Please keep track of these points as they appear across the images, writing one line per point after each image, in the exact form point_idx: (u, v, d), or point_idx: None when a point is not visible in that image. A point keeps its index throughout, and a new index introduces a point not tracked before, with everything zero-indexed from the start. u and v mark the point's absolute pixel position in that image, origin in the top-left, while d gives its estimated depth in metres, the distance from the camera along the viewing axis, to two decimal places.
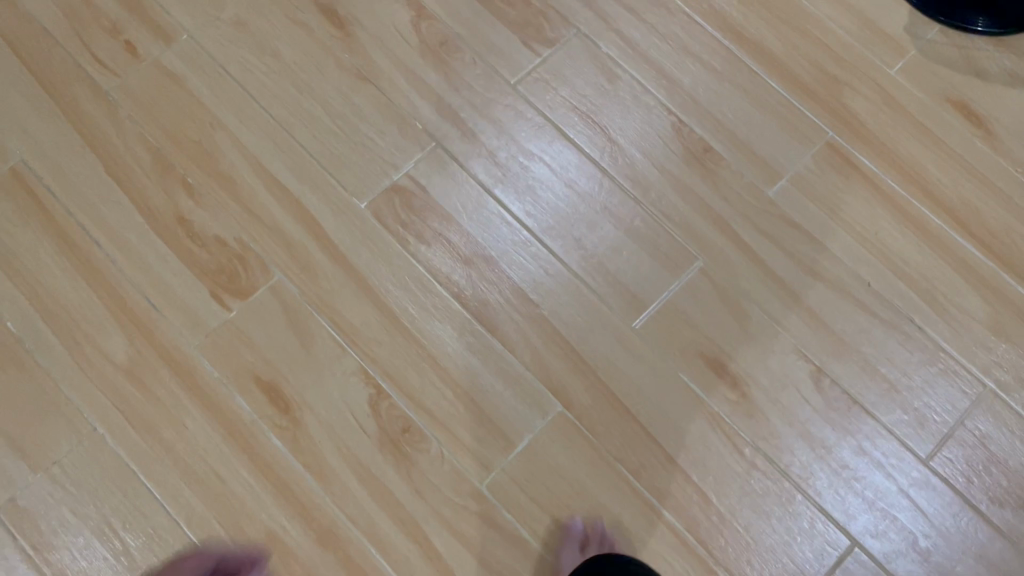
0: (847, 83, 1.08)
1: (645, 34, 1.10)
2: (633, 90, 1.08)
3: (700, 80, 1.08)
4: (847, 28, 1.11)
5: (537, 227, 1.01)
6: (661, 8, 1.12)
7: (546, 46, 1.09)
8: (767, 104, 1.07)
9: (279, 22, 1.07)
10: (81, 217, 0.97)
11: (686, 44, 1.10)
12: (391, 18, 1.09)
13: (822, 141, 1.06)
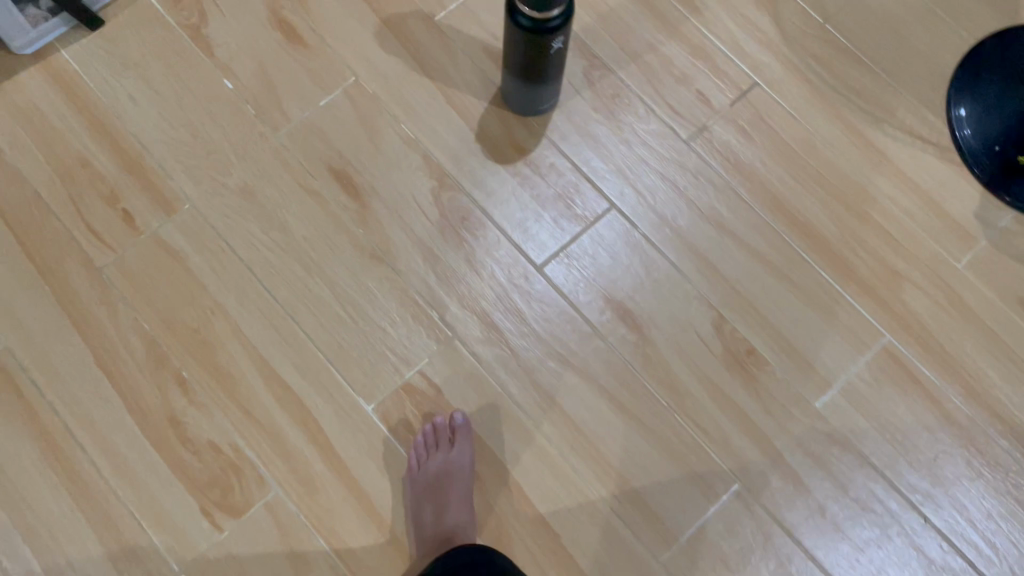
0: (906, 277, 0.99)
1: (686, 211, 1.02)
2: (668, 276, 0.99)
3: (744, 268, 0.99)
4: (911, 211, 1.01)
5: (560, 438, 0.92)
6: (703, 181, 1.03)
7: (578, 225, 1.01)
8: (814, 297, 0.98)
9: (290, 190, 0.99)
10: (67, 415, 0.90)
11: (727, 223, 1.01)
12: (411, 188, 1.00)
13: (880, 348, 0.96)
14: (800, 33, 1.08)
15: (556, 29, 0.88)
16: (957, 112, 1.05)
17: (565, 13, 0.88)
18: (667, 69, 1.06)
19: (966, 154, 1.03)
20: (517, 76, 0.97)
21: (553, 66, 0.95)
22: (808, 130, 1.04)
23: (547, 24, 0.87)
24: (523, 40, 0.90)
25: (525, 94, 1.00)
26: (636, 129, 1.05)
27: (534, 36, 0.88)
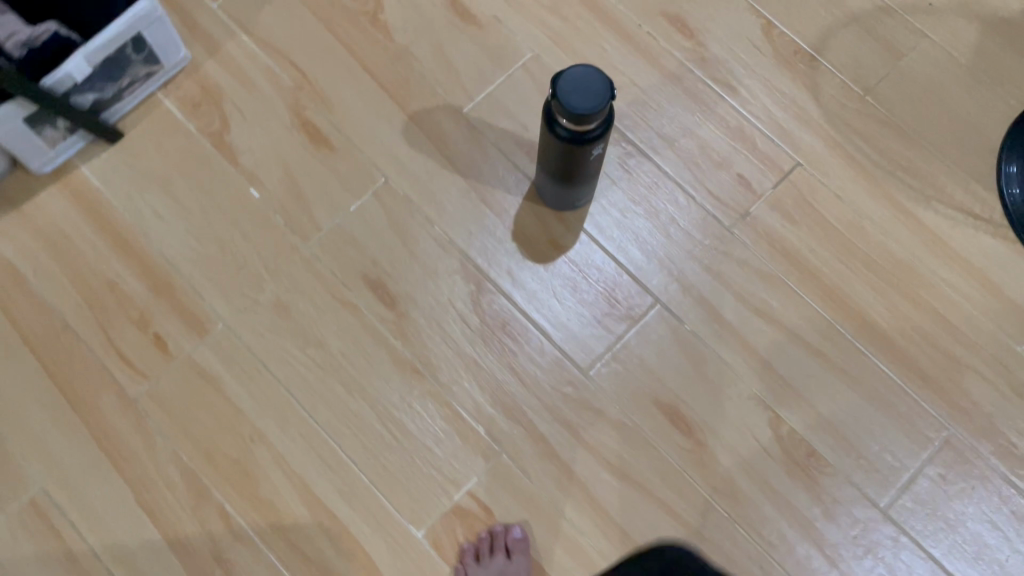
0: (965, 364, 0.95)
1: (733, 303, 0.98)
2: (721, 375, 0.95)
3: (798, 362, 0.96)
4: (967, 294, 0.97)
5: (618, 556, 0.89)
6: (750, 271, 0.99)
7: (623, 323, 0.97)
8: (870, 390, 0.95)
9: (325, 303, 0.96)
10: (108, 557, 0.87)
11: (778, 315, 0.97)
12: (449, 294, 0.97)
13: (942, 442, 0.93)
14: (840, 108, 1.04)
15: (596, 140, 0.85)
16: (1007, 169, 1.01)
17: (606, 123, 0.85)
18: (705, 153, 1.03)
19: (1012, 214, 1.00)
20: (554, 180, 0.94)
21: (592, 170, 0.92)
22: (855, 212, 1.00)
23: (588, 135, 0.84)
24: (560, 147, 0.87)
25: (562, 195, 0.97)
26: (678, 219, 1.01)
27: (574, 147, 0.86)
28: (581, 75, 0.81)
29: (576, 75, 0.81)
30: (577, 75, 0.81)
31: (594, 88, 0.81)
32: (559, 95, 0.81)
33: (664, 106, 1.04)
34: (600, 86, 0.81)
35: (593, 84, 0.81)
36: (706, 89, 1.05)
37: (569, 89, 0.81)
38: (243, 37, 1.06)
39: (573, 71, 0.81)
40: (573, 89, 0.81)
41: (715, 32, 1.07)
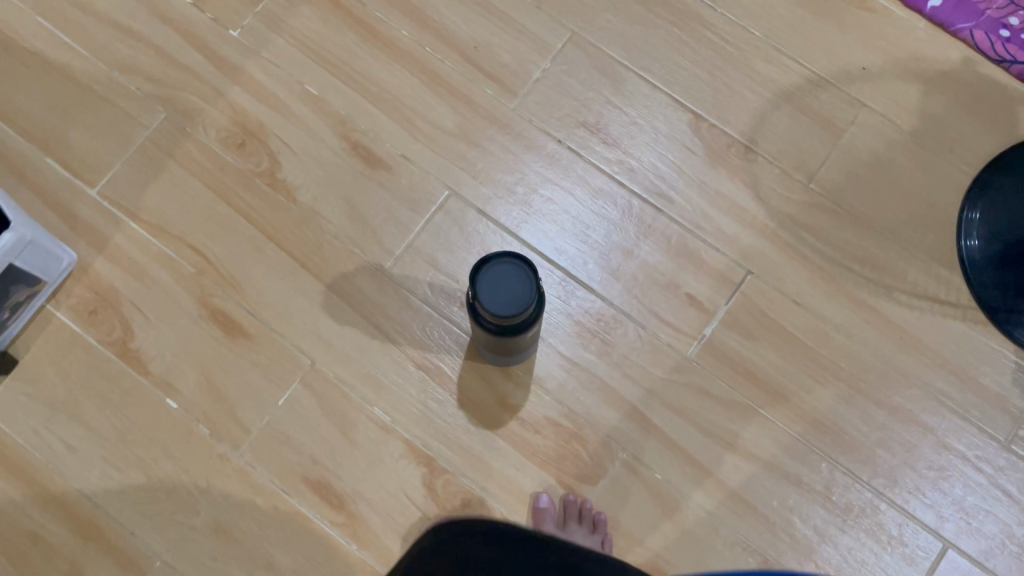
0: (950, 470, 0.89)
1: (703, 440, 0.91)
2: (700, 525, 0.89)
3: (778, 496, 0.90)
4: (945, 392, 0.91)
5: None
6: (714, 402, 0.92)
7: (588, 482, 0.91)
8: (857, 514, 0.89)
9: (269, 518, 0.90)
10: None
11: (749, 448, 0.91)
12: (399, 481, 0.91)
13: (937, 557, 0.87)
14: (784, 202, 0.97)
15: (525, 327, 0.79)
16: (969, 216, 0.95)
17: (536, 309, 0.78)
18: (649, 276, 0.95)
19: (967, 266, 0.94)
20: (490, 348, 0.87)
21: (528, 340, 0.85)
22: (816, 317, 0.94)
23: (516, 326, 0.78)
24: (490, 334, 0.81)
25: (502, 357, 0.90)
26: (630, 355, 0.94)
27: (503, 336, 0.79)
28: (501, 268, 0.75)
29: (495, 270, 0.75)
30: (497, 270, 0.75)
31: (516, 283, 0.75)
32: (477, 294, 0.75)
33: (597, 230, 0.96)
34: (523, 281, 0.75)
35: (515, 279, 0.75)
36: (639, 204, 0.97)
37: (487, 286, 0.74)
38: (131, 225, 0.97)
39: (491, 266, 0.75)
40: (492, 287, 0.75)
41: (640, 138, 0.99)
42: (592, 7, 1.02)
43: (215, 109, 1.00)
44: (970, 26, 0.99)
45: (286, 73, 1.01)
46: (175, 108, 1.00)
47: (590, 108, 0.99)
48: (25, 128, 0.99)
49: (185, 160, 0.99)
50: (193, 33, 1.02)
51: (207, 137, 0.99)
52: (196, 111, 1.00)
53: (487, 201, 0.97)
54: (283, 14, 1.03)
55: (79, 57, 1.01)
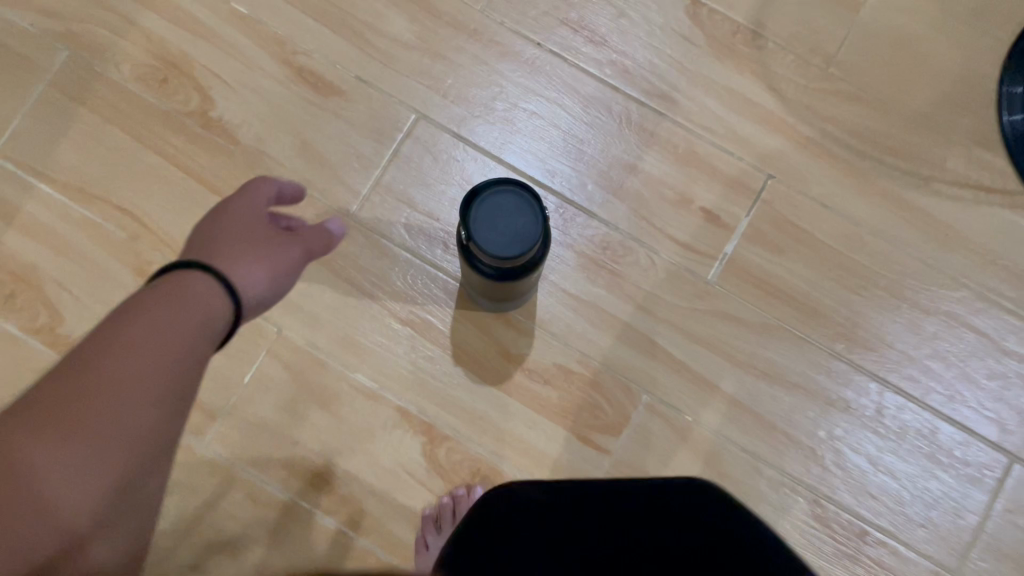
0: (1011, 377, 0.80)
1: (735, 372, 0.80)
2: (743, 468, 0.79)
3: (826, 426, 0.80)
4: (998, 292, 0.81)
5: None
6: (744, 327, 0.81)
7: (611, 433, 0.80)
8: (913, 436, 0.79)
9: (248, 513, 0.77)
10: None
11: (789, 376, 0.80)
12: (395, 455, 0.79)
13: (1005, 475, 0.78)
14: (803, 93, 0.84)
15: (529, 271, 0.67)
16: (1010, 89, 0.83)
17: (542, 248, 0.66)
18: (657, 193, 0.83)
19: (1012, 144, 0.83)
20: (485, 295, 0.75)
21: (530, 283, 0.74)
22: (849, 222, 0.83)
23: (516, 269, 0.66)
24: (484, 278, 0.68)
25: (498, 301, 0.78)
26: (645, 285, 0.82)
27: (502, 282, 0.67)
28: (499, 200, 0.63)
29: (492, 202, 0.63)
30: (495, 201, 0.63)
31: (517, 218, 0.62)
32: (471, 232, 0.63)
33: (593, 145, 0.83)
34: (527, 215, 0.63)
35: (516, 212, 0.63)
36: (637, 109, 0.84)
37: (483, 222, 0.62)
38: (43, 188, 0.81)
39: (487, 198, 0.62)
40: (489, 223, 0.62)
41: (631, 33, 0.85)
42: None
43: (128, 42, 0.84)
44: None
45: None
46: (81, 45, 0.84)
47: (570, 3, 0.85)
48: None
49: (99, 105, 0.83)
50: None
51: (121, 76, 0.83)
52: (104, 46, 0.84)
53: (463, 123, 0.83)
54: None
55: None
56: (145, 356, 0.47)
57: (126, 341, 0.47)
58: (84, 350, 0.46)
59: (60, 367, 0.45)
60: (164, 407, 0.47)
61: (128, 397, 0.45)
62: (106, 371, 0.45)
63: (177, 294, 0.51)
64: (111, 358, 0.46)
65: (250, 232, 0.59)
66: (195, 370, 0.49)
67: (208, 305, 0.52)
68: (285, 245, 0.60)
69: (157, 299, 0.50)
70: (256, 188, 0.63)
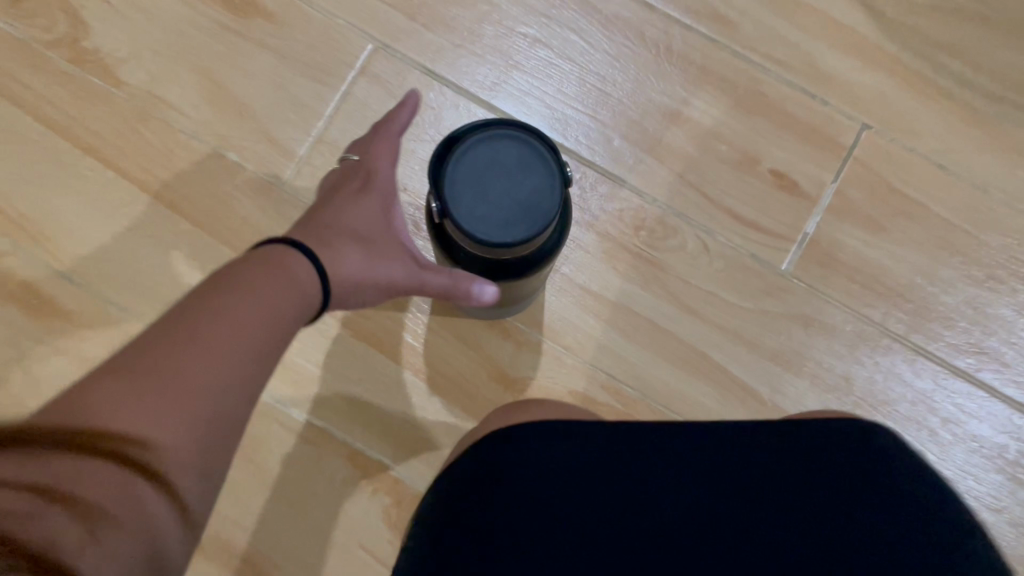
0: None
1: (821, 398, 0.58)
2: None
3: (952, 474, 0.57)
4: None
5: None
6: (830, 337, 0.58)
7: None
8: None
9: None
10: None
11: (897, 404, 0.58)
12: (346, 523, 0.56)
13: None
14: (907, 11, 0.61)
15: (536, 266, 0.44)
16: None
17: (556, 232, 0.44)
18: (708, 149, 0.60)
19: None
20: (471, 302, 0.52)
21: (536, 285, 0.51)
22: (975, 188, 0.60)
23: (518, 260, 0.43)
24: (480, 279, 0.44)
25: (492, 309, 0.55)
26: (693, 279, 0.59)
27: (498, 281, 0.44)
28: (489, 152, 0.40)
29: (480, 156, 0.40)
30: (482, 156, 0.40)
31: (519, 179, 0.40)
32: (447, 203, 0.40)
33: (620, 84, 0.60)
34: (534, 175, 0.40)
35: (517, 172, 0.40)
36: (680, 34, 0.61)
37: (465, 186, 0.39)
38: None
39: (470, 149, 0.40)
40: (474, 187, 0.39)
41: None
42: None
43: None
44: None
45: None
46: None
47: None
48: None
49: None
50: None
51: None
52: None
53: (439, 54, 0.60)
54: None
55: None
56: (230, 353, 0.28)
57: (211, 333, 0.28)
58: (175, 317, 0.29)
59: (145, 338, 0.28)
60: (223, 429, 0.28)
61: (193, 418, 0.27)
62: (175, 399, 0.26)
63: (287, 278, 0.33)
64: (202, 357, 0.27)
65: (364, 228, 0.39)
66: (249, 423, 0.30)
67: (303, 302, 0.33)
68: (395, 261, 0.40)
69: (246, 275, 0.31)
70: (387, 140, 0.43)
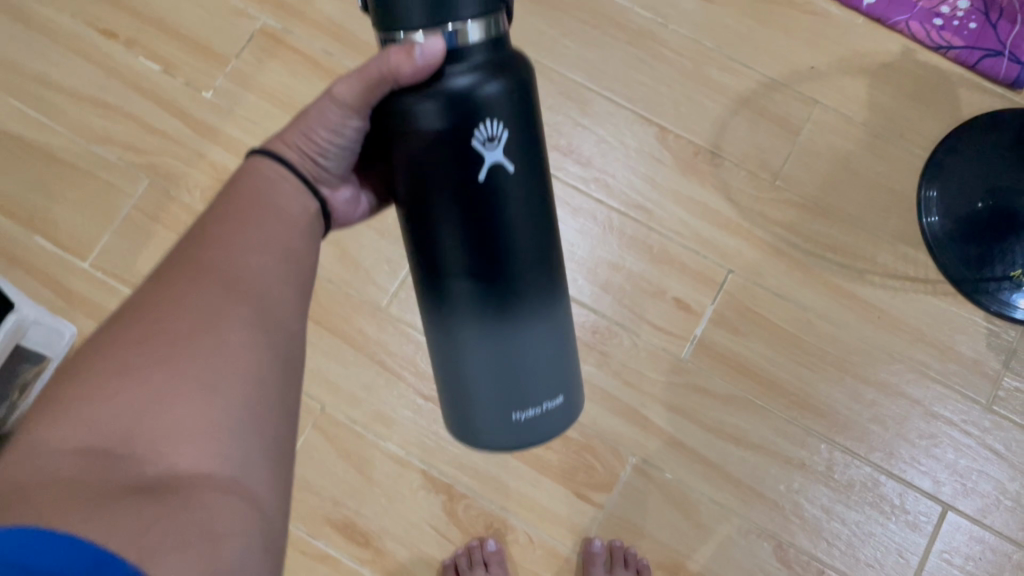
0: (940, 437, 0.95)
1: (706, 436, 0.95)
2: (715, 518, 0.94)
3: (783, 480, 0.94)
4: (928, 365, 0.97)
5: None
6: (711, 399, 0.96)
7: (603, 491, 0.95)
8: (859, 489, 0.94)
9: (299, 563, 0.94)
10: None
11: (753, 439, 0.95)
12: (421, 512, 0.95)
13: (939, 521, 0.93)
14: (755, 202, 1.01)
15: (479, 90, 0.49)
16: (927, 194, 1.00)
17: (487, 56, 0.50)
18: (636, 285, 0.99)
19: (932, 244, 0.99)
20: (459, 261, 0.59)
21: (505, 184, 0.52)
22: (798, 307, 0.98)
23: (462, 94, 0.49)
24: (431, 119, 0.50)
25: (465, 250, 0.53)
26: (629, 363, 0.97)
27: (431, 120, 0.50)
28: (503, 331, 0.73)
29: None
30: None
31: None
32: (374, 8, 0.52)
33: (582, 247, 1.00)
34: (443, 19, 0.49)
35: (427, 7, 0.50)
36: (618, 218, 1.01)
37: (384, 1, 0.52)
38: (127, 292, 0.99)
39: None
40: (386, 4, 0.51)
41: (611, 157, 1.03)
42: (549, 35, 1.05)
43: (197, 171, 1.02)
44: (906, 18, 1.04)
45: (261, 128, 1.03)
46: (157, 174, 1.01)
47: (560, 132, 1.03)
48: (11, 211, 1.01)
49: (173, 223, 1.00)
50: (166, 100, 1.04)
51: (192, 199, 1.01)
52: (178, 175, 1.02)
53: None
54: (251, 70, 1.04)
55: (58, 135, 1.03)
56: (251, 249, 0.53)
57: (207, 277, 0.50)
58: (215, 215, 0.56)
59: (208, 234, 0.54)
60: (282, 283, 0.54)
61: (256, 292, 0.51)
62: (228, 269, 0.51)
63: (264, 179, 0.59)
64: (218, 276, 0.50)
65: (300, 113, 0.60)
66: (257, 283, 0.52)
67: (285, 208, 0.58)
68: (328, 103, 0.56)
69: (251, 214, 0.56)
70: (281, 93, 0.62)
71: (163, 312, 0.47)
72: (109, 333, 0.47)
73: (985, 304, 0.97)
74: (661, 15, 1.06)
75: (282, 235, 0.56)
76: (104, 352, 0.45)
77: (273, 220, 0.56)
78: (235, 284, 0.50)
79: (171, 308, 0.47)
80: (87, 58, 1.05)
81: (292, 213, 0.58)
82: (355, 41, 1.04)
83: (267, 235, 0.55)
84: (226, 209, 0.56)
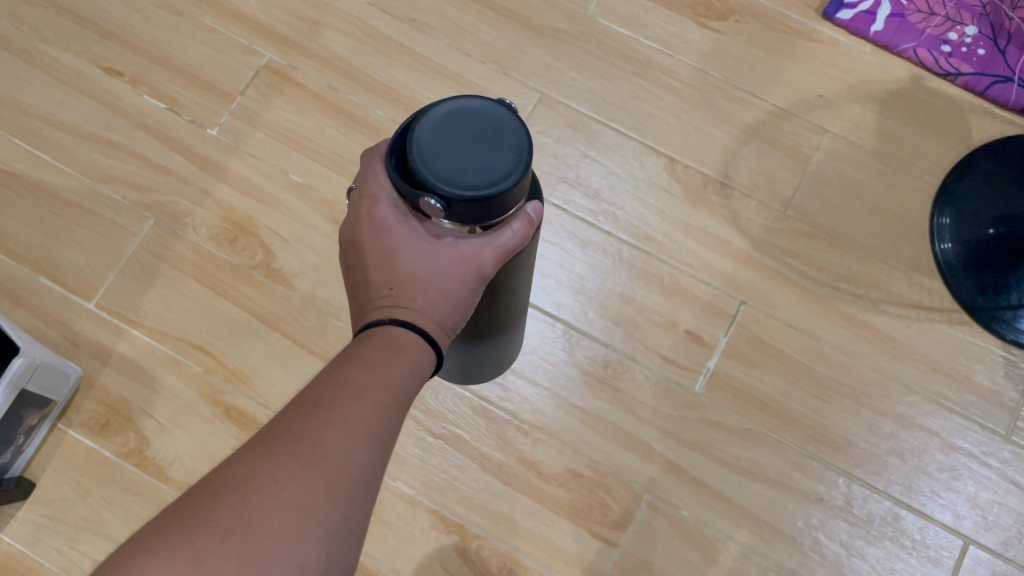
0: (960, 469, 0.93)
1: (721, 472, 0.94)
2: (734, 557, 0.92)
3: (801, 517, 0.93)
4: (944, 395, 0.95)
5: None
6: (726, 433, 0.95)
7: (618, 529, 0.93)
8: (879, 524, 0.92)
9: None
10: None
11: (769, 474, 0.94)
12: (432, 553, 0.92)
13: (961, 555, 0.91)
14: (766, 232, 1.00)
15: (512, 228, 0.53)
16: (939, 221, 0.99)
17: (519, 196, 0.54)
18: (647, 318, 0.98)
19: (945, 272, 0.98)
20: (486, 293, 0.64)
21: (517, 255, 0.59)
22: (812, 339, 0.97)
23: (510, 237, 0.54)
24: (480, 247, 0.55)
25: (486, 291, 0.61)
26: (641, 397, 0.96)
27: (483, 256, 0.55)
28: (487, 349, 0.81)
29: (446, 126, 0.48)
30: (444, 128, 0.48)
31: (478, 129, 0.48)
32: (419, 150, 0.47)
33: (592, 280, 0.99)
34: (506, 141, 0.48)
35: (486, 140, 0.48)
36: (628, 249, 1.00)
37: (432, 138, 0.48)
38: (133, 332, 0.97)
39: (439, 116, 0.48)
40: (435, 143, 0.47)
41: (620, 188, 1.02)
42: (556, 67, 1.05)
43: (203, 209, 1.01)
44: (912, 46, 1.03)
45: (267, 165, 1.02)
46: (163, 212, 1.01)
47: (568, 164, 1.02)
48: (15, 251, 1.00)
49: (179, 261, 0.99)
50: (171, 137, 1.03)
51: (199, 237, 1.00)
52: (184, 213, 1.01)
53: None
54: (257, 107, 1.04)
55: (63, 174, 1.02)
56: (352, 432, 0.45)
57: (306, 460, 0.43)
58: (343, 366, 0.49)
59: (324, 394, 0.47)
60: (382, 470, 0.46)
61: (353, 484, 0.44)
62: (330, 453, 0.44)
63: (397, 341, 0.51)
64: (313, 462, 0.43)
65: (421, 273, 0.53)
66: (357, 476, 0.44)
67: (409, 390, 0.50)
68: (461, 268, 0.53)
69: (371, 380, 0.48)
70: (377, 173, 0.53)
71: (254, 496, 0.41)
72: (189, 503, 0.41)
73: (1001, 333, 0.96)
74: (667, 46, 1.05)
75: (390, 410, 0.48)
76: (176, 528, 0.39)
77: (390, 396, 0.48)
78: (332, 474, 0.43)
79: (264, 495, 0.41)
80: (93, 97, 1.04)
81: (411, 385, 0.50)
82: (361, 77, 1.04)
83: (374, 415, 0.47)
84: (349, 369, 0.48)
